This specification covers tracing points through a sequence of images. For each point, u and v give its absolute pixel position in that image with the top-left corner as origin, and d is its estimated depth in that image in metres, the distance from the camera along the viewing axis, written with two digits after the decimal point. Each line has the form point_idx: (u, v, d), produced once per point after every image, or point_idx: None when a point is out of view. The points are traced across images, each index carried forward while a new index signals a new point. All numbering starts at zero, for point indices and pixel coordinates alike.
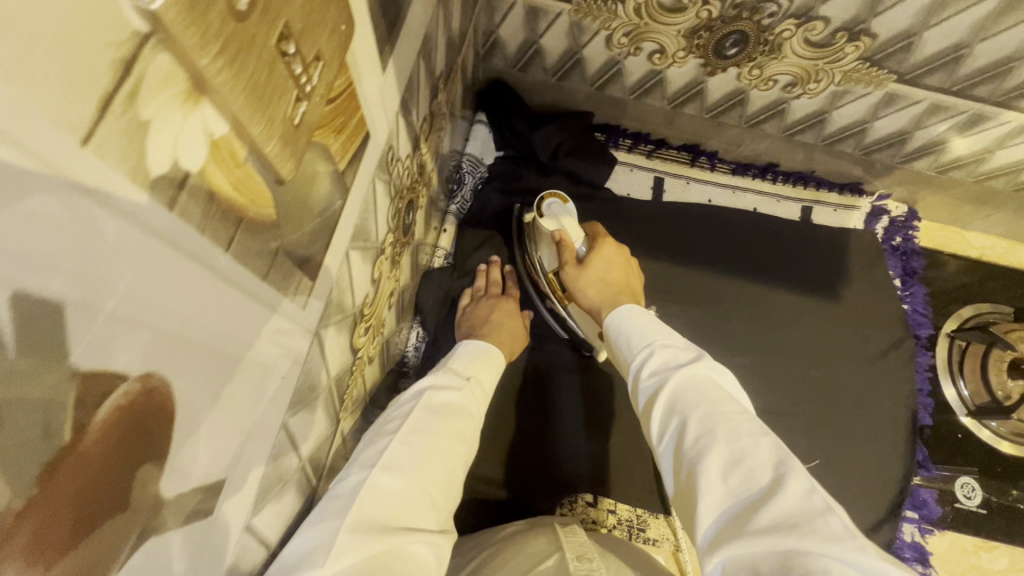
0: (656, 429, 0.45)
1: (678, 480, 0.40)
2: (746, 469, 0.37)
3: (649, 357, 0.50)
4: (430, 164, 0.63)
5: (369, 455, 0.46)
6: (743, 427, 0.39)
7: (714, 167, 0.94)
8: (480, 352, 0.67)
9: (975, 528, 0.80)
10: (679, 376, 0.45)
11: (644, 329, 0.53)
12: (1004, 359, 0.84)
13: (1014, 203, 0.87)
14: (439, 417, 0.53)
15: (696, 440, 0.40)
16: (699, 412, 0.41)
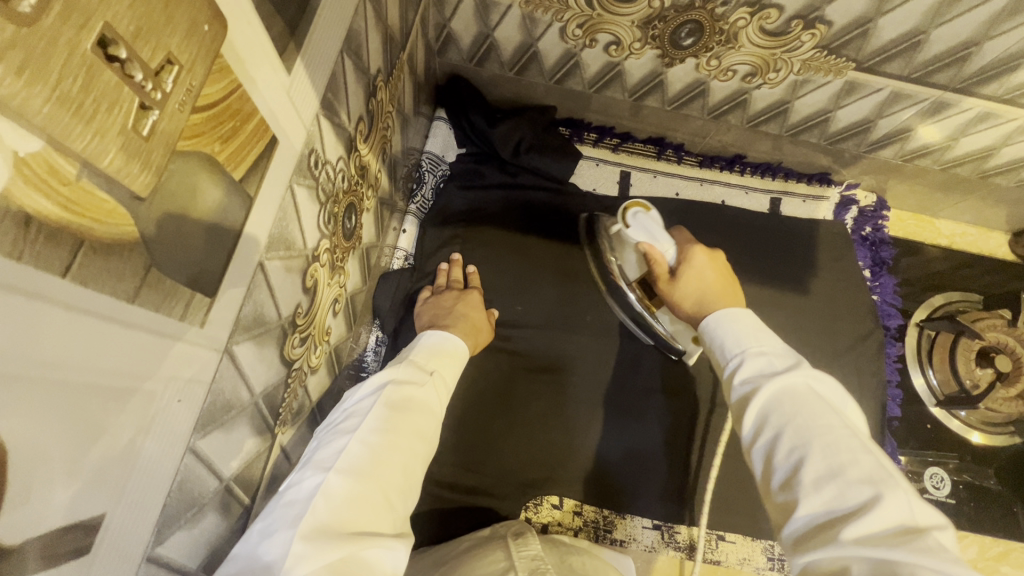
0: (747, 432, 0.45)
1: (771, 487, 0.41)
2: (845, 483, 0.37)
3: (743, 361, 0.48)
4: (376, 165, 0.61)
5: (325, 456, 0.45)
6: (850, 442, 0.40)
7: (681, 159, 0.92)
8: (443, 343, 0.63)
9: (945, 518, 0.80)
10: (777, 385, 0.44)
11: (736, 331, 0.51)
12: (972, 347, 0.83)
13: (981, 191, 0.86)
14: (399, 413, 0.50)
15: (792, 449, 0.41)
16: (796, 420, 0.42)
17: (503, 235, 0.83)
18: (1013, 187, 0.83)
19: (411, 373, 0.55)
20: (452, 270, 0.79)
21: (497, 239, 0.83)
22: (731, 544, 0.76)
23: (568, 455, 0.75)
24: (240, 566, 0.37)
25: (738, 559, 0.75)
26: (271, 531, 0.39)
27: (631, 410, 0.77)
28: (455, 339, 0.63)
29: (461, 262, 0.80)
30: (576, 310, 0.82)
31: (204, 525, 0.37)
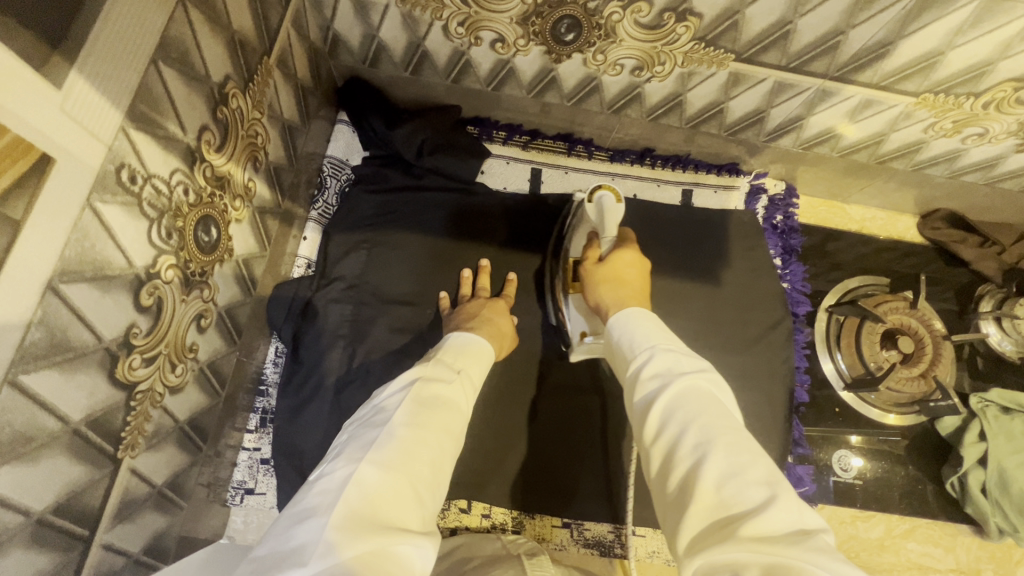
0: (650, 431, 0.46)
1: (672, 488, 0.42)
2: (744, 483, 0.38)
3: (650, 360, 0.51)
4: (243, 174, 0.59)
5: (355, 449, 0.46)
6: (744, 443, 0.42)
7: (592, 155, 0.92)
8: (472, 345, 0.64)
9: (851, 499, 0.82)
10: (680, 385, 0.47)
11: (645, 335, 0.55)
12: (876, 331, 0.85)
13: (883, 175, 0.87)
14: (427, 409, 0.51)
15: (695, 446, 0.42)
16: (697, 419, 0.43)
17: (410, 238, 0.82)
18: (910, 171, 0.85)
19: (439, 373, 0.57)
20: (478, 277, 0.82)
21: (403, 242, 0.82)
22: (641, 537, 0.78)
23: (476, 460, 0.75)
24: (276, 552, 0.39)
25: (648, 552, 0.77)
26: (304, 517, 0.41)
27: (528, 409, 0.77)
28: (483, 343, 0.65)
29: (489, 267, 0.82)
30: None
31: (13, 558, 0.36)
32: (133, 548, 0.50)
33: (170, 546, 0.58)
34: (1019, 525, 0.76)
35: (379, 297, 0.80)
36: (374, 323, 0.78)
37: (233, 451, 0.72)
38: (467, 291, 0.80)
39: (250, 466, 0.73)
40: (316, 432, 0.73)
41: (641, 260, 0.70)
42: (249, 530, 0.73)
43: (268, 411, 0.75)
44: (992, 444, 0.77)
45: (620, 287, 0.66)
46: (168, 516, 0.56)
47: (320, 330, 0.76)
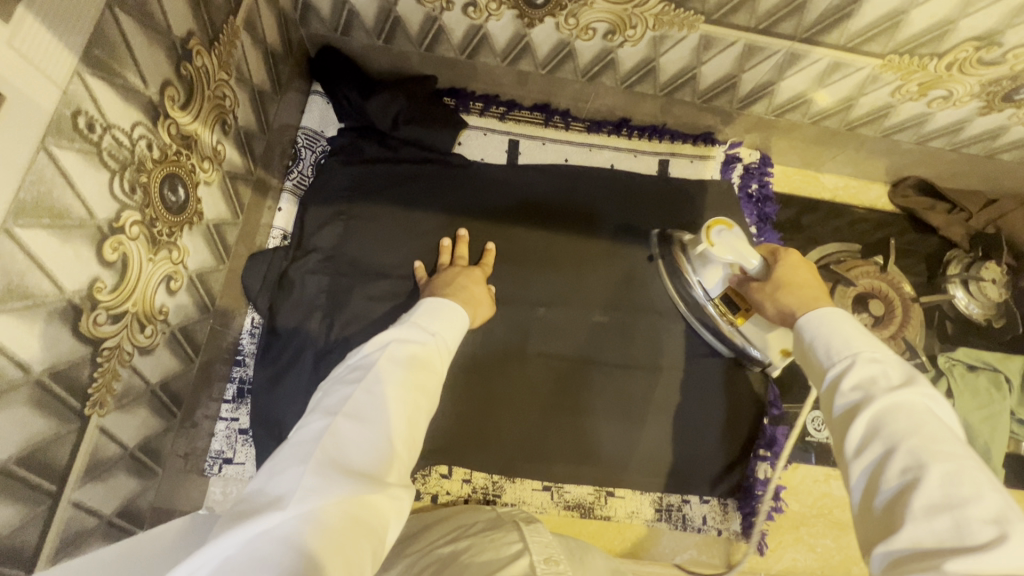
0: (849, 441, 0.41)
1: (874, 501, 0.38)
2: (964, 519, 0.33)
3: (851, 367, 0.45)
4: (212, 136, 0.58)
5: (331, 403, 0.46)
6: (979, 479, 0.35)
7: (569, 125, 0.91)
8: (446, 309, 0.61)
9: (825, 459, 0.83)
10: (889, 400, 0.40)
11: (845, 337, 0.48)
12: (848, 294, 0.86)
13: (853, 142, 0.89)
14: (404, 369, 0.50)
15: (902, 466, 0.37)
16: (910, 441, 0.38)
17: (387, 209, 0.82)
18: (880, 137, 0.86)
19: (416, 333, 0.55)
20: (458, 246, 0.81)
21: (380, 213, 0.82)
22: (621, 499, 0.79)
23: (458, 426, 0.76)
24: (257, 498, 0.40)
25: (627, 513, 0.78)
26: (281, 469, 0.41)
27: (510, 375, 0.79)
28: (456, 306, 0.61)
29: (467, 237, 0.81)
30: None
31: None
32: (105, 509, 0.50)
33: (145, 511, 0.58)
34: None
35: (356, 267, 0.79)
36: (353, 293, 0.78)
37: (210, 422, 0.71)
38: (445, 260, 0.80)
39: (228, 436, 0.73)
40: (295, 402, 0.73)
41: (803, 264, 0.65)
42: (228, 500, 0.72)
43: (245, 381, 0.75)
44: (957, 401, 0.81)
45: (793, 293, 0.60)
46: (143, 481, 0.56)
47: (297, 301, 0.76)
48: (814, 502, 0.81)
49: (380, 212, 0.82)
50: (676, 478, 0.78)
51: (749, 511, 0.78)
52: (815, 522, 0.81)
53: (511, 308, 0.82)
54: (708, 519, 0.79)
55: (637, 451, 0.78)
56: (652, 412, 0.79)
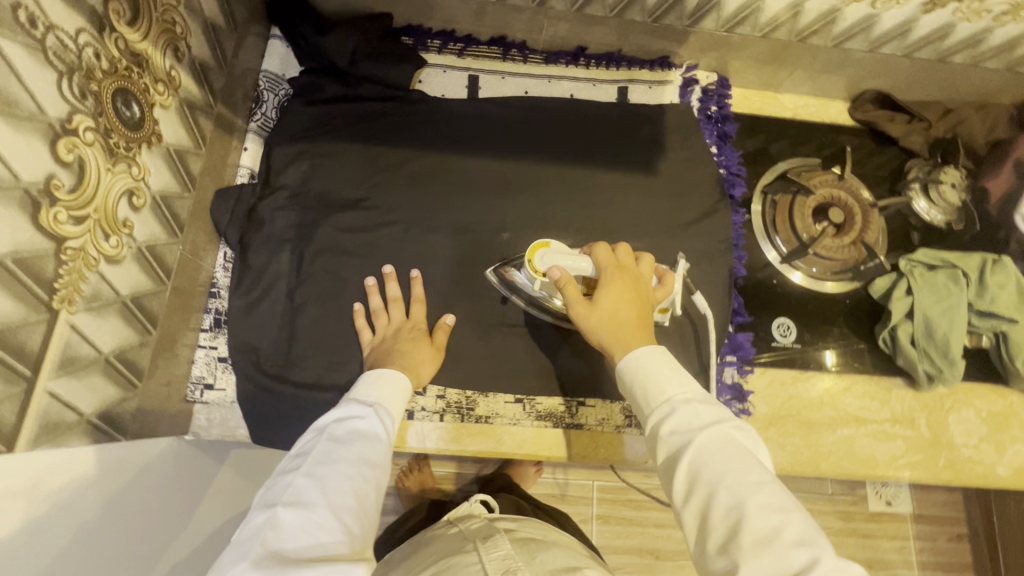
0: (679, 493, 0.51)
1: (708, 544, 0.47)
2: (781, 545, 0.44)
3: (668, 416, 0.54)
4: (164, 59, 0.60)
5: (275, 494, 0.53)
6: (774, 501, 0.47)
7: (526, 58, 0.93)
8: (387, 378, 0.69)
9: (791, 362, 0.85)
10: (703, 441, 0.51)
11: (655, 381, 0.56)
12: (807, 204, 0.89)
13: (806, 56, 0.90)
14: (340, 446, 0.58)
15: (727, 508, 0.47)
16: (726, 480, 0.48)
17: (349, 146, 0.84)
18: (831, 47, 0.87)
19: (354, 411, 0.63)
20: (388, 285, 0.79)
21: (344, 151, 0.84)
22: (595, 408, 0.80)
23: None
24: None
25: (597, 421, 0.80)
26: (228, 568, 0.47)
27: (479, 298, 0.82)
28: (397, 372, 0.70)
29: (395, 276, 0.79)
30: (431, 211, 0.85)
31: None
32: (84, 408, 0.53)
33: (127, 422, 0.61)
34: (945, 368, 0.81)
35: (322, 201, 0.82)
36: (322, 227, 0.81)
37: (189, 350, 0.73)
38: (377, 301, 0.78)
39: (208, 363, 0.75)
40: (270, 330, 0.77)
41: (618, 285, 0.65)
42: (213, 426, 0.75)
43: (221, 312, 0.77)
44: (917, 297, 0.82)
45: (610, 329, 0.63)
46: (122, 389, 0.59)
47: (267, 235, 0.79)
48: (781, 404, 0.83)
49: (344, 150, 0.84)
50: None
51: None
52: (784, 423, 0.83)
53: (477, 234, 0.85)
54: None
55: (604, 361, 0.81)
56: None
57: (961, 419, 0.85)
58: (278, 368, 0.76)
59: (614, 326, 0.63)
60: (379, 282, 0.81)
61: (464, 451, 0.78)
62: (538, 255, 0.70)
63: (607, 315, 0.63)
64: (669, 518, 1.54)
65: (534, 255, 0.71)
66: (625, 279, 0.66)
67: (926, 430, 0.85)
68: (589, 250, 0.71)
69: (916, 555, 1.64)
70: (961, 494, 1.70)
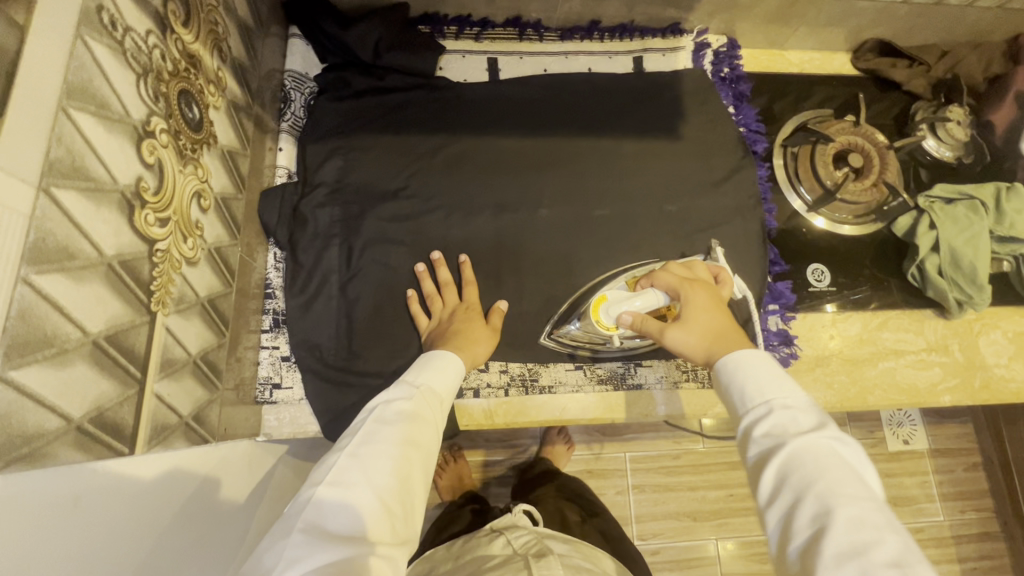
0: (764, 494, 0.50)
1: (793, 548, 0.47)
2: (874, 562, 0.42)
3: (765, 416, 0.54)
4: (212, 60, 0.60)
5: (320, 470, 0.54)
6: (875, 522, 0.45)
7: (542, 37, 0.94)
8: (439, 360, 0.69)
9: (828, 304, 0.89)
10: (800, 448, 0.50)
11: (757, 381, 0.57)
12: (827, 153, 0.91)
13: (812, 11, 0.93)
14: (383, 428, 0.57)
15: (817, 518, 0.46)
16: (818, 488, 0.47)
17: (383, 138, 0.85)
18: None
19: (400, 392, 0.62)
20: (439, 270, 0.80)
21: (377, 144, 0.85)
22: (651, 367, 0.83)
23: None
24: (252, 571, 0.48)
25: (655, 379, 0.82)
26: (273, 539, 0.49)
27: (527, 273, 0.84)
28: (451, 355, 0.70)
29: (444, 260, 0.81)
30: (469, 194, 0.86)
31: (102, 518, 0.40)
32: (183, 409, 0.54)
33: (214, 423, 0.62)
34: (974, 293, 0.85)
35: (362, 194, 0.83)
36: (366, 219, 0.81)
37: (253, 352, 0.74)
38: (430, 287, 0.79)
39: (273, 363, 0.76)
40: (328, 324, 0.77)
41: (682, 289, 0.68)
42: (284, 425, 0.75)
43: (278, 312, 0.77)
44: (941, 230, 0.86)
45: (717, 335, 0.64)
46: (208, 390, 0.60)
47: (314, 232, 0.79)
48: (825, 345, 0.87)
49: (378, 143, 0.85)
50: None
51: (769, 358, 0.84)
52: (829, 362, 0.86)
53: (517, 213, 0.86)
54: None
55: None
56: None
57: (990, 341, 0.90)
58: (341, 361, 0.77)
59: (718, 333, 0.64)
60: (428, 269, 0.82)
61: (531, 421, 0.80)
62: (602, 312, 0.72)
63: (705, 328, 0.65)
64: (703, 480, 1.58)
65: (597, 312, 0.73)
66: (703, 287, 0.69)
67: (959, 354, 0.89)
68: (646, 283, 0.72)
69: (937, 488, 1.71)
70: (971, 424, 1.78)
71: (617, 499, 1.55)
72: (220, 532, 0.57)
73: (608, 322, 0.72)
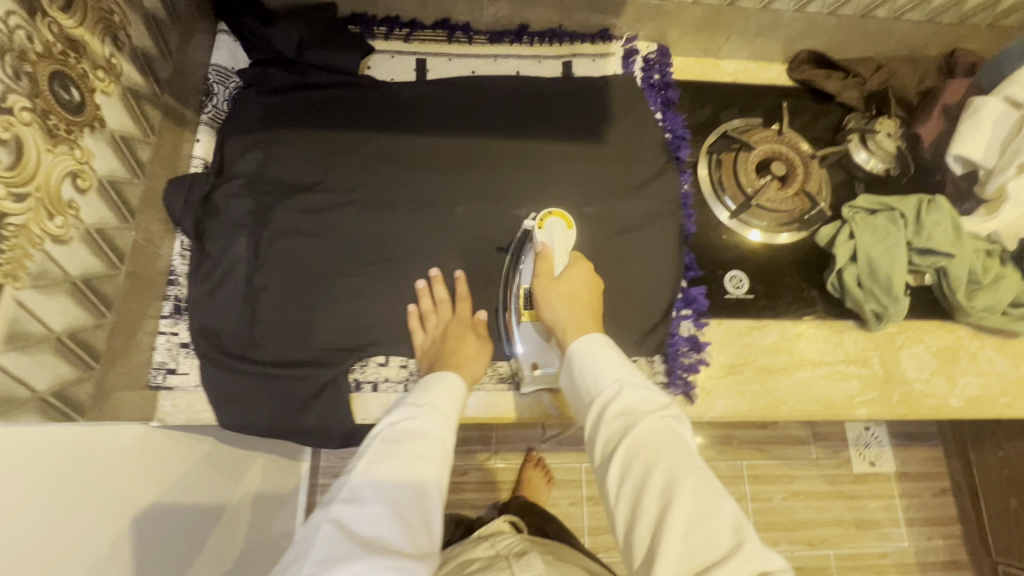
0: (614, 472, 0.54)
1: (640, 525, 0.50)
2: (715, 530, 0.48)
3: (617, 399, 0.59)
4: (103, 46, 0.62)
5: (333, 492, 0.56)
6: (706, 487, 0.51)
7: (471, 40, 0.96)
8: (439, 379, 0.70)
9: (745, 312, 0.88)
10: (643, 427, 0.55)
11: (610, 368, 0.62)
12: (750, 160, 0.92)
13: (739, 20, 0.94)
14: (393, 447, 0.59)
15: (661, 490, 0.51)
16: (664, 462, 0.52)
17: (304, 132, 0.87)
18: (760, 9, 0.91)
19: (407, 410, 0.64)
20: (433, 288, 0.83)
21: (297, 138, 0.86)
22: None
23: (391, 319, 0.82)
24: None
25: None
26: (291, 563, 0.51)
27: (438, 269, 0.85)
28: (447, 372, 0.71)
29: (440, 277, 0.83)
30: (386, 190, 0.87)
31: None
32: (38, 384, 0.55)
33: (87, 402, 0.62)
34: (889, 304, 0.84)
35: (278, 186, 0.84)
36: (278, 211, 0.82)
37: (150, 336, 0.75)
38: (428, 304, 0.81)
39: (170, 348, 0.77)
40: (230, 313, 0.78)
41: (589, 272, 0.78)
42: (179, 411, 0.76)
43: (181, 298, 0.78)
44: (860, 240, 0.86)
45: (574, 308, 0.73)
46: (77, 368, 0.60)
47: (224, 222, 0.80)
48: (738, 352, 0.86)
49: (298, 137, 0.86)
50: None
51: (675, 363, 0.84)
52: (741, 370, 0.85)
53: (433, 210, 0.87)
54: None
55: None
56: None
57: (912, 355, 0.89)
58: (241, 349, 0.78)
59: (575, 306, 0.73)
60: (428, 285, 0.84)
61: None
62: (548, 222, 0.81)
63: (572, 298, 0.74)
64: None
65: (545, 220, 0.81)
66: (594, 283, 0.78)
67: (879, 367, 0.88)
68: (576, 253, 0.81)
69: (902, 512, 1.66)
70: (941, 448, 1.73)
71: (568, 510, 1.52)
72: (98, 515, 0.60)
73: (541, 230, 0.81)
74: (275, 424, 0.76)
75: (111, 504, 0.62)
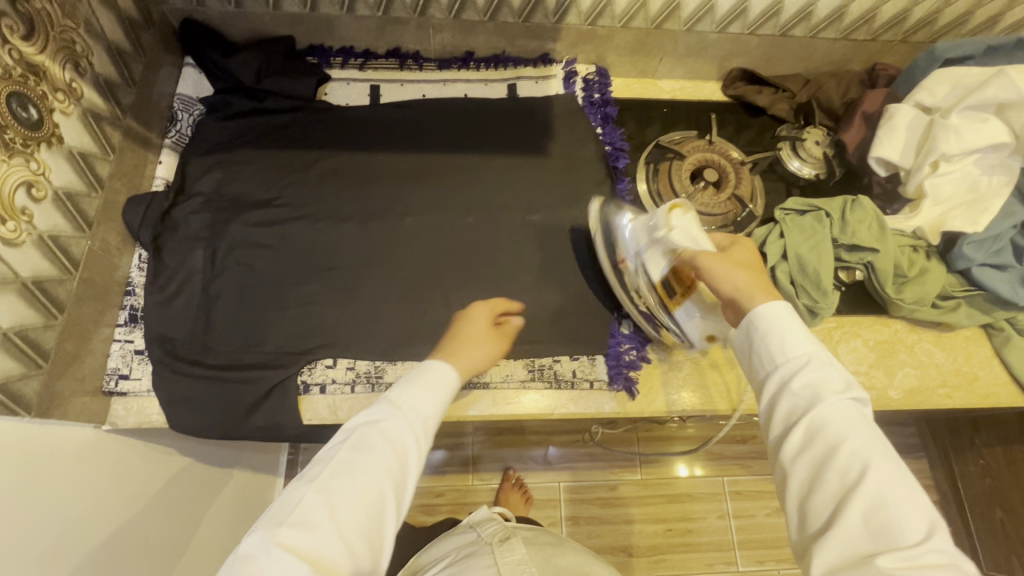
0: (791, 444, 0.53)
1: (815, 499, 0.51)
2: (897, 521, 0.47)
3: (799, 374, 0.56)
4: (64, 73, 0.71)
5: (287, 504, 0.54)
6: (900, 479, 0.49)
7: (422, 67, 1.03)
8: (428, 376, 0.67)
9: None
10: (831, 412, 0.53)
11: (795, 339, 0.58)
12: (683, 167, 0.98)
13: (667, 42, 1.01)
14: (360, 458, 0.57)
15: (848, 473, 0.50)
16: (847, 449, 0.51)
17: (260, 151, 0.93)
18: (685, 31, 0.99)
19: (381, 414, 0.62)
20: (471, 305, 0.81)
21: (254, 157, 0.92)
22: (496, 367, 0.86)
23: (337, 322, 0.85)
24: None
25: (501, 377, 0.85)
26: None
27: (385, 275, 0.89)
28: (437, 364, 0.68)
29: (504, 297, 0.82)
30: (337, 203, 0.92)
31: None
32: None
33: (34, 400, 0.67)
34: (820, 299, 0.86)
35: (234, 202, 0.89)
36: (233, 224, 0.87)
37: (103, 343, 0.78)
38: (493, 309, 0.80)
39: (124, 355, 0.80)
40: (184, 320, 0.82)
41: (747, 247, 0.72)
42: (130, 415, 0.78)
43: (135, 308, 0.82)
44: (788, 239, 0.90)
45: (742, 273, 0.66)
46: (22, 365, 0.65)
47: (183, 236, 0.85)
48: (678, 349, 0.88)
49: (255, 156, 0.92)
50: (540, 339, 0.87)
51: (617, 360, 0.86)
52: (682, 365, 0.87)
53: (383, 220, 0.92)
54: (578, 374, 0.86)
55: None
56: (510, 290, 0.89)
57: (850, 348, 0.91)
58: (193, 354, 0.81)
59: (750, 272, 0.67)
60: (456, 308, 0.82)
61: None
62: (676, 214, 0.74)
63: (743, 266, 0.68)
64: (639, 512, 1.50)
65: (673, 212, 0.74)
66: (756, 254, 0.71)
67: None
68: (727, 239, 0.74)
69: None
70: (925, 459, 1.69)
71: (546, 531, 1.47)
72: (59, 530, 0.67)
73: (671, 224, 0.73)
74: (226, 425, 0.78)
75: (72, 522, 0.69)
